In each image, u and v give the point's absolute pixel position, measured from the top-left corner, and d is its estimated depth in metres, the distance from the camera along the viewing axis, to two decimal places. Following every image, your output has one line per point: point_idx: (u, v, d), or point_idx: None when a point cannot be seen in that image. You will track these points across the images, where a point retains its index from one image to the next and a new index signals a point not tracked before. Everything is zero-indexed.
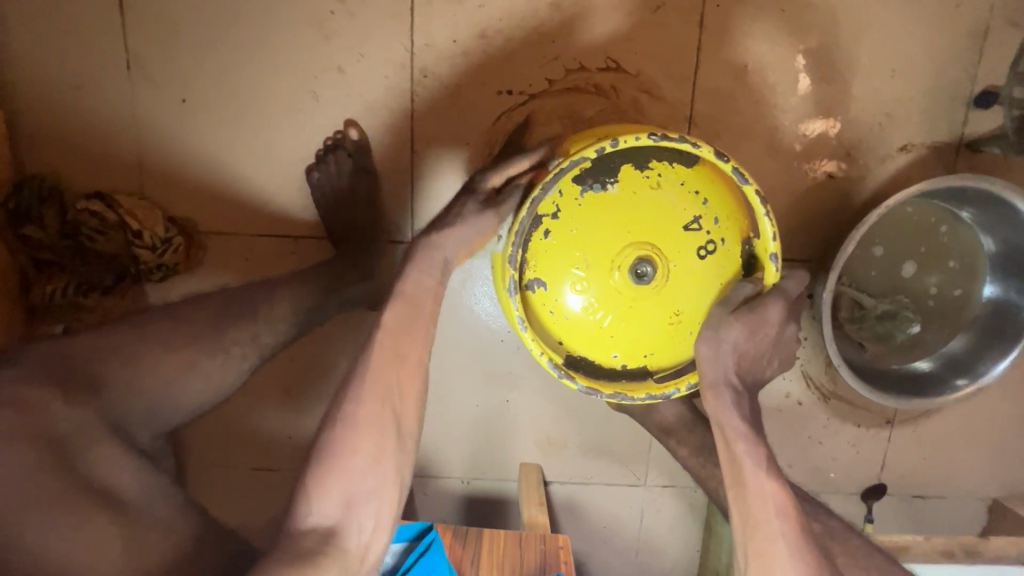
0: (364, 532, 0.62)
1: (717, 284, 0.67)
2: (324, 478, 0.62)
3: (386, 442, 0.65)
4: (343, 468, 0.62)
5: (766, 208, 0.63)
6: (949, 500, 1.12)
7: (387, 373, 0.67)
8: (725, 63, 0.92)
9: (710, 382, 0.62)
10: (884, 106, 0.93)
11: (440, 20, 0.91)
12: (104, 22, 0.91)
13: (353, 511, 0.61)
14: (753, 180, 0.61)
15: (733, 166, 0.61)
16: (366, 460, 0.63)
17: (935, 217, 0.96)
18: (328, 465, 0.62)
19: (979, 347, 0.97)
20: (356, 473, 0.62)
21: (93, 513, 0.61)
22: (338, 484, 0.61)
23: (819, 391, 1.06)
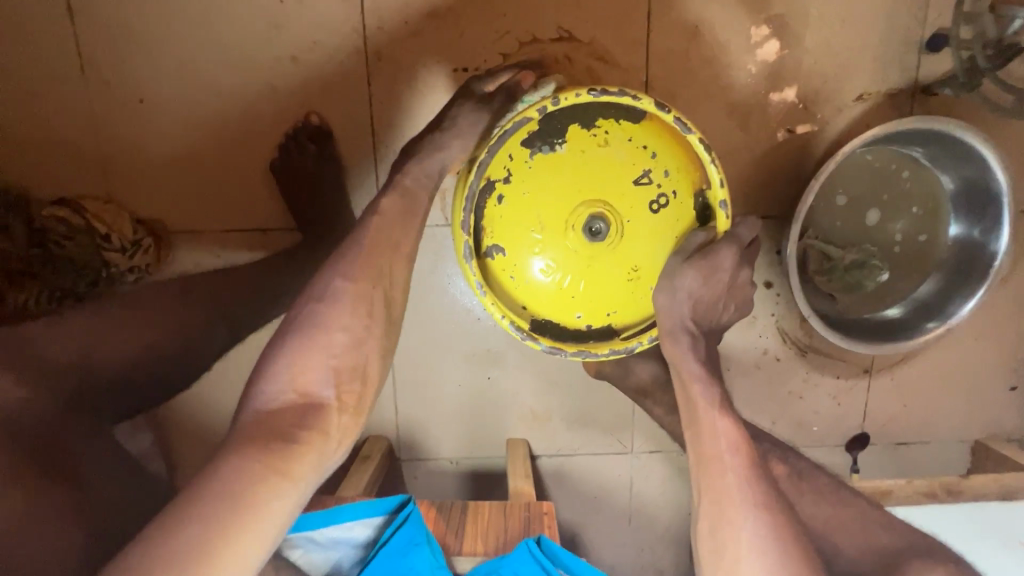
0: (343, 409, 0.66)
1: (672, 237, 0.68)
2: (304, 352, 0.66)
3: (368, 325, 0.70)
4: (321, 346, 0.67)
5: (713, 156, 0.64)
6: (931, 445, 1.14)
7: (375, 258, 0.73)
8: (675, 25, 0.92)
9: (668, 330, 0.65)
10: (837, 57, 0.94)
11: (389, 2, 0.92)
12: (53, 27, 0.91)
13: (332, 388, 0.66)
14: (695, 129, 0.62)
15: (675, 115, 0.61)
16: (345, 338, 0.68)
17: (896, 163, 0.97)
18: (307, 343, 0.66)
19: (947, 289, 0.98)
20: (333, 352, 0.67)
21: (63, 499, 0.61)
22: (321, 358, 0.66)
23: (796, 346, 1.08)
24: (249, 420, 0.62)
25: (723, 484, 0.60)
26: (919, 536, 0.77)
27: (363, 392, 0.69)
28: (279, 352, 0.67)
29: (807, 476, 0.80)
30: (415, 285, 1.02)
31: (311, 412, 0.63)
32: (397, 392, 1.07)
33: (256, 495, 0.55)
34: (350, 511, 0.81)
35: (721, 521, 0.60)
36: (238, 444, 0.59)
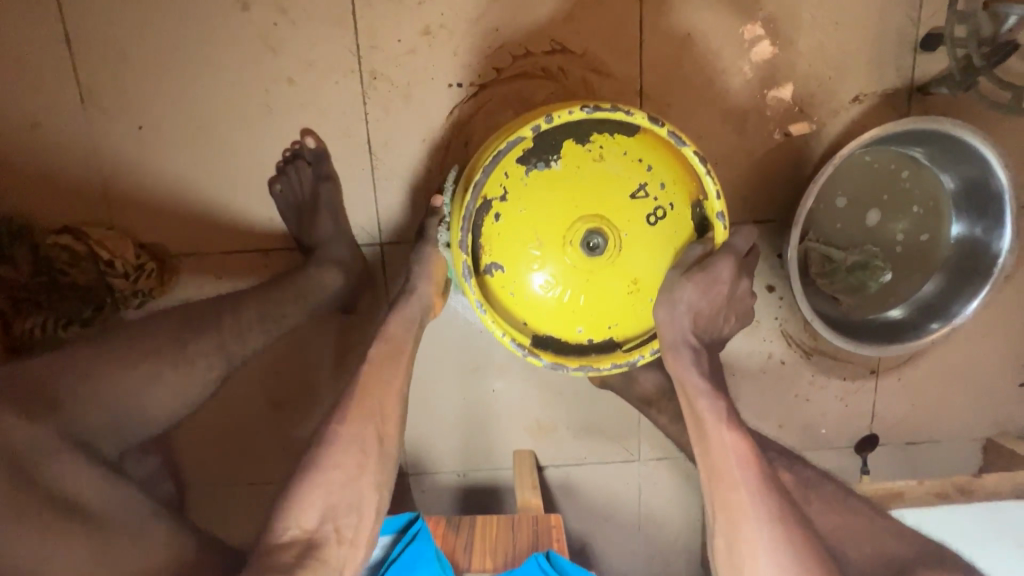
0: (341, 541, 0.68)
1: (670, 249, 0.68)
2: (304, 497, 0.67)
3: (365, 459, 0.71)
4: (320, 482, 0.68)
5: (708, 168, 0.64)
6: (941, 443, 1.13)
7: (370, 389, 0.75)
8: (667, 34, 0.93)
9: (670, 344, 0.65)
10: (831, 60, 0.94)
11: (382, 21, 0.92)
12: (52, 58, 0.92)
13: (330, 523, 0.67)
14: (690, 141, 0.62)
15: (669, 129, 0.61)
16: (342, 474, 0.69)
17: (895, 163, 0.96)
18: (308, 481, 0.68)
19: (949, 289, 0.97)
20: (331, 487, 0.68)
21: None
22: (320, 498, 0.67)
23: (801, 349, 1.07)
24: (256, 557, 0.63)
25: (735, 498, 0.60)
26: (928, 540, 0.78)
27: (362, 525, 0.70)
28: (284, 495, 0.68)
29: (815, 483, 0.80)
30: None
31: (311, 551, 0.65)
32: (402, 407, 1.07)
33: None
34: None
35: (736, 535, 0.60)
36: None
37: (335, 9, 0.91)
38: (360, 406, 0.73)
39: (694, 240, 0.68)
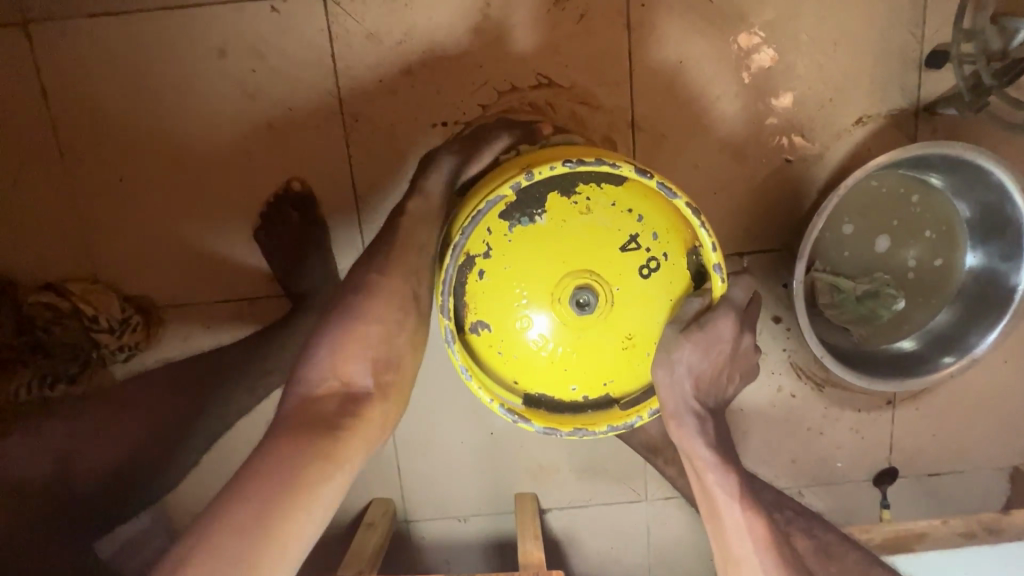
0: (380, 397, 0.76)
1: (666, 301, 0.64)
2: (344, 348, 0.74)
3: (401, 321, 0.77)
4: (361, 331, 0.75)
5: (703, 219, 0.59)
6: (965, 473, 1.07)
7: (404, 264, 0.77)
8: (658, 62, 0.89)
9: (670, 408, 0.62)
10: (832, 81, 0.90)
11: (362, 62, 0.89)
12: (30, 114, 0.91)
13: (370, 380, 0.75)
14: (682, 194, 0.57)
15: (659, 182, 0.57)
16: (379, 327, 0.76)
17: (906, 187, 0.91)
18: (348, 331, 0.75)
19: (965, 319, 0.92)
20: (370, 337, 0.75)
21: None
22: (358, 352, 0.74)
23: (812, 381, 1.02)
24: (296, 404, 0.73)
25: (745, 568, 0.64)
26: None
27: (399, 382, 0.78)
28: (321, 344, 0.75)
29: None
30: None
31: (353, 400, 0.73)
32: (398, 453, 1.04)
33: (308, 475, 0.66)
34: None
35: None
36: (288, 422, 0.70)
37: (313, 51, 0.89)
38: (397, 266, 0.77)
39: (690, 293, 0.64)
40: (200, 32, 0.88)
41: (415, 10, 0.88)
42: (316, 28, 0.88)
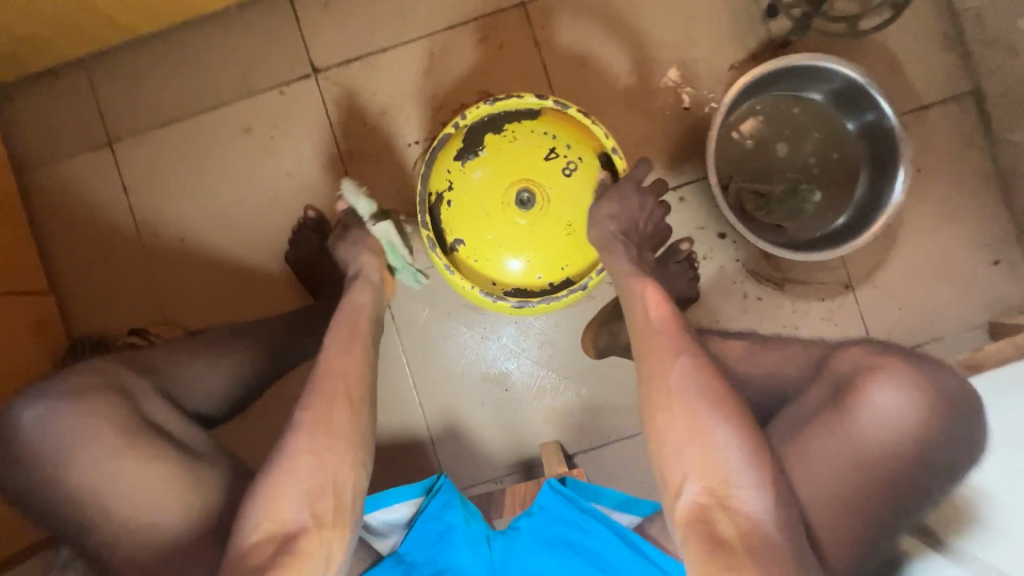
0: (323, 529, 0.68)
1: (589, 191, 0.86)
2: (275, 492, 0.68)
3: (330, 449, 0.71)
4: (289, 471, 0.69)
5: (593, 118, 0.82)
6: (945, 338, 1.15)
7: (332, 380, 0.76)
8: (567, 62, 1.17)
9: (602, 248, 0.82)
10: (701, 45, 1.16)
11: (349, 113, 1.19)
12: (114, 206, 1.21)
13: (308, 511, 0.68)
14: (570, 102, 0.81)
15: (552, 98, 0.81)
16: (310, 457, 0.70)
17: (785, 104, 1.12)
18: (275, 472, 0.69)
19: (876, 188, 1.06)
20: (300, 473, 0.69)
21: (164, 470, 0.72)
22: (289, 490, 0.68)
23: (772, 282, 1.16)
24: (233, 558, 0.65)
25: (667, 365, 0.69)
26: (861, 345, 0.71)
27: (339, 505, 0.70)
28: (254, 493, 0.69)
29: (764, 341, 0.80)
30: (420, 323, 1.17)
31: (290, 540, 0.66)
32: (429, 425, 1.17)
33: None
34: (393, 495, 0.82)
35: (657, 383, 0.68)
36: None
37: (313, 114, 1.19)
38: (326, 393, 0.75)
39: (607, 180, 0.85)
40: (231, 120, 1.20)
41: (380, 69, 1.19)
42: (312, 98, 1.19)
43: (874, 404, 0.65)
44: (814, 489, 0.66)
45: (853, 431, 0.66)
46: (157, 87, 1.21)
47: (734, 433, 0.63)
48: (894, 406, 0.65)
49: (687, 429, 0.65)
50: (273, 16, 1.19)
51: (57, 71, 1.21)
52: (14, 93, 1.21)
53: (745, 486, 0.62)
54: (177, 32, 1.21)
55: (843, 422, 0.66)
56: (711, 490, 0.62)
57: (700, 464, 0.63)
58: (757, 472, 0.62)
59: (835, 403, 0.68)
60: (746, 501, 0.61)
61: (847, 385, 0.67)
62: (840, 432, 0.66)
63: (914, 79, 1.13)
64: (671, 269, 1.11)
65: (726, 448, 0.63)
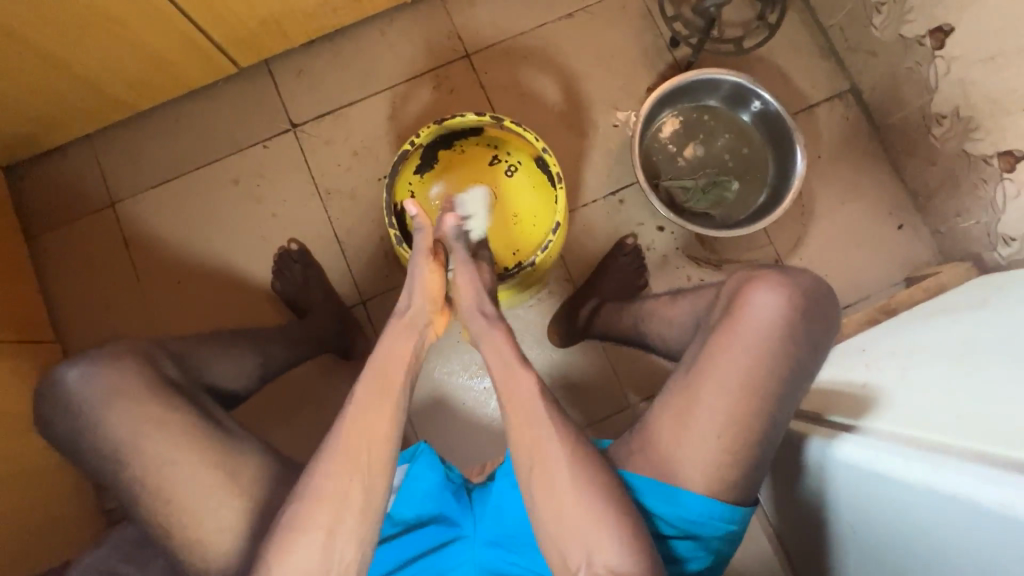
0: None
1: (529, 185, 1.07)
2: (283, 554, 0.68)
3: (341, 516, 0.70)
4: (299, 547, 0.68)
5: (526, 128, 0.99)
6: (869, 297, 1.29)
7: (355, 447, 0.73)
8: (510, 98, 1.37)
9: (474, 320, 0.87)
10: (620, 74, 1.37)
11: (326, 158, 1.36)
12: (117, 258, 1.34)
13: None
14: (504, 117, 0.98)
15: (490, 115, 0.98)
16: (324, 536, 0.69)
17: (697, 112, 1.32)
18: (284, 550, 0.68)
19: (782, 171, 1.24)
20: (311, 550, 0.68)
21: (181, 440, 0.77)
22: (295, 559, 0.68)
23: (711, 264, 1.30)
24: None
25: (547, 445, 0.73)
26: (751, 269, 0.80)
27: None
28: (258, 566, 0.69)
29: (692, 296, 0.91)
30: None
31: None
32: (415, 427, 1.22)
33: None
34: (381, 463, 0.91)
35: (543, 461, 0.73)
36: None
37: (294, 162, 1.36)
38: (347, 458, 0.72)
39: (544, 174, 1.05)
40: (221, 174, 1.36)
41: (350, 119, 1.37)
42: (293, 149, 1.37)
43: (756, 305, 0.74)
44: (721, 380, 0.72)
45: (744, 329, 0.73)
46: (154, 153, 1.38)
47: (610, 503, 0.70)
48: (770, 303, 0.74)
49: (572, 506, 0.70)
50: (255, 85, 1.39)
51: (65, 148, 1.38)
52: (26, 171, 1.37)
53: (626, 555, 0.67)
54: (172, 106, 1.39)
55: (734, 324, 0.74)
56: (608, 567, 0.67)
57: (589, 538, 0.69)
58: (627, 541, 0.68)
59: (725, 313, 0.76)
60: (626, 567, 0.67)
61: (733, 297, 0.77)
62: (733, 332, 0.74)
63: (799, 84, 1.35)
64: (618, 262, 1.26)
65: (607, 530, 0.68)
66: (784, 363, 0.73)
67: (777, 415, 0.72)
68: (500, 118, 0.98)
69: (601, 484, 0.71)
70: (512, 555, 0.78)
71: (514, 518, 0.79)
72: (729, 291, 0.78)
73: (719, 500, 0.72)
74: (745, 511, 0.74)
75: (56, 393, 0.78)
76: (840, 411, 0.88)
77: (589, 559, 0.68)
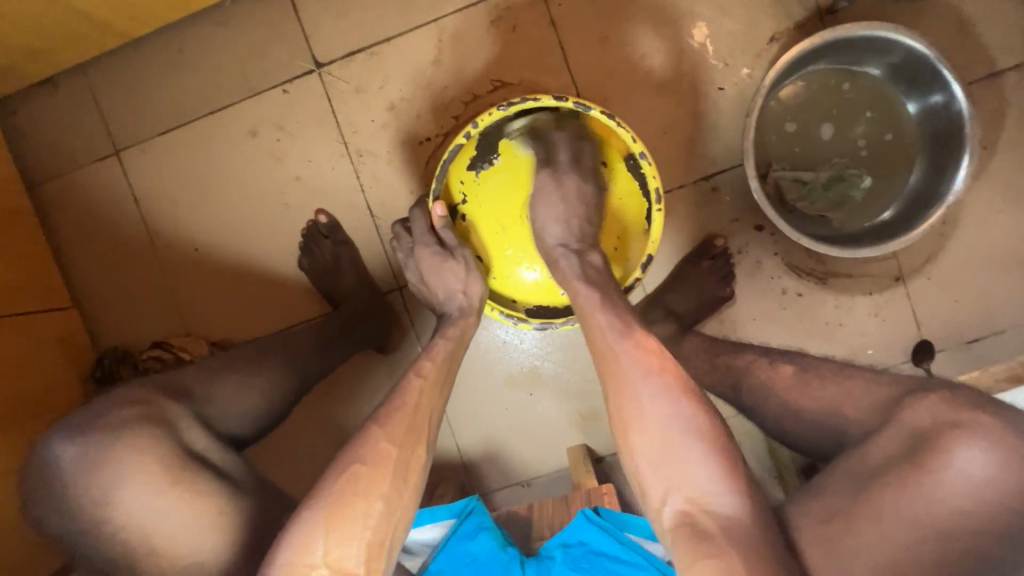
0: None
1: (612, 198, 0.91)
2: (336, 516, 0.60)
3: (395, 484, 0.63)
4: (354, 516, 0.61)
5: (617, 119, 0.81)
6: (1006, 333, 1.06)
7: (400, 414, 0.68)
8: (587, 42, 1.06)
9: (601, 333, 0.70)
10: (737, 15, 1.04)
11: (357, 109, 1.12)
12: (126, 216, 1.19)
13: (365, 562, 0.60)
14: (592, 104, 0.79)
15: (572, 100, 0.79)
16: (383, 506, 0.62)
17: (834, 79, 1.00)
18: (340, 514, 0.60)
19: (935, 172, 0.96)
20: (368, 524, 0.61)
21: (196, 500, 0.70)
22: (349, 521, 0.60)
23: (813, 277, 1.08)
24: None
25: (631, 399, 0.64)
26: (917, 378, 0.65)
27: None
28: (295, 533, 0.60)
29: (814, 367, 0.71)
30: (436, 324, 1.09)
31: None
32: (452, 428, 1.11)
33: None
34: (427, 515, 0.83)
35: (628, 409, 0.64)
36: None
37: (320, 113, 1.13)
38: (394, 426, 0.67)
39: (634, 182, 0.88)
40: (236, 123, 1.15)
41: (386, 61, 1.11)
42: (317, 95, 1.13)
43: (957, 469, 0.56)
44: (882, 559, 0.55)
45: (926, 498, 0.56)
46: (158, 91, 1.16)
47: (701, 441, 0.60)
48: (981, 470, 0.55)
49: (656, 452, 0.61)
50: (270, 9, 1.12)
51: (56, 79, 1.17)
52: (17, 105, 1.18)
53: (716, 492, 0.58)
54: (173, 31, 1.15)
55: (913, 484, 0.56)
56: (696, 502, 0.59)
57: (679, 477, 0.60)
58: (723, 474, 0.59)
59: (907, 458, 0.58)
60: (718, 504, 0.58)
61: (922, 438, 0.58)
62: (910, 499, 0.56)
63: (985, 42, 1.00)
64: (701, 268, 1.05)
65: (698, 465, 0.59)
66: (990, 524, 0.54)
67: None
68: (587, 105, 0.79)
69: (688, 422, 0.61)
70: None
71: None
72: (911, 426, 0.59)
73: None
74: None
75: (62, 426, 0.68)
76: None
77: (678, 496, 0.59)
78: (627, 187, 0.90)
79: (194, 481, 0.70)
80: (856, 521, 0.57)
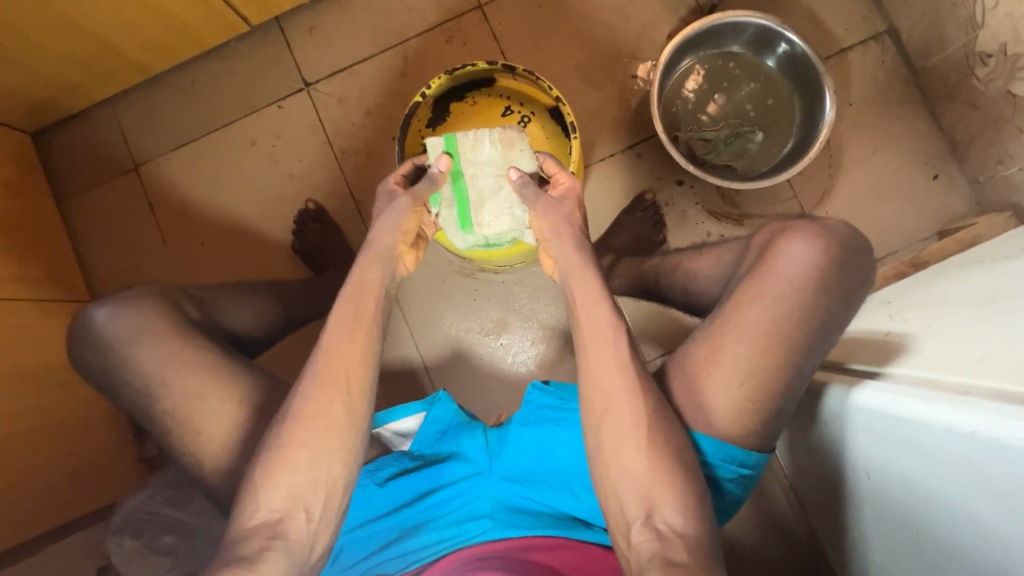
0: (310, 521, 0.72)
1: (542, 139, 1.12)
2: (269, 467, 0.72)
3: (310, 438, 0.73)
4: (285, 468, 0.72)
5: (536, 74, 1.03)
6: (898, 252, 1.24)
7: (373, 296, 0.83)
8: (524, 49, 1.33)
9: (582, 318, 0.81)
10: (639, 20, 1.31)
11: (339, 116, 1.36)
12: (142, 220, 1.37)
13: (296, 501, 0.71)
14: (517, 64, 1.02)
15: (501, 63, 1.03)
16: (308, 454, 0.72)
17: (720, 59, 1.26)
18: (272, 470, 0.71)
19: (811, 118, 1.18)
20: (298, 469, 0.72)
21: (204, 385, 0.82)
22: (280, 472, 0.72)
23: (731, 219, 1.27)
24: (231, 535, 0.70)
25: (624, 405, 0.74)
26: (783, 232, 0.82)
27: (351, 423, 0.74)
28: (246, 485, 0.72)
29: None
30: (421, 289, 1.29)
31: (278, 533, 0.70)
32: (433, 380, 1.27)
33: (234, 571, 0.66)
34: (403, 409, 0.92)
35: (625, 422, 0.74)
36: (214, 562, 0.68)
37: (307, 121, 1.36)
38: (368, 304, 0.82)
39: (558, 126, 1.12)
40: (238, 136, 1.37)
41: (362, 78, 1.36)
42: (306, 107, 1.36)
43: (788, 254, 0.78)
44: (746, 326, 0.76)
45: (772, 277, 0.78)
46: (173, 116, 1.39)
47: (666, 444, 0.73)
48: (803, 251, 0.78)
49: (637, 468, 0.72)
50: (267, 44, 1.38)
51: (87, 112, 1.40)
52: (52, 135, 1.40)
53: (682, 507, 0.70)
54: (187, 67, 1.39)
55: (764, 273, 0.79)
56: (668, 523, 0.69)
57: (654, 492, 0.71)
58: (687, 500, 0.70)
59: (757, 264, 0.81)
60: (683, 518, 0.69)
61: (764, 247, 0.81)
62: (765, 282, 0.78)
63: (832, 25, 1.28)
64: (634, 217, 1.24)
65: (674, 491, 0.71)
66: (816, 299, 0.76)
67: (803, 356, 0.76)
68: (512, 65, 1.02)
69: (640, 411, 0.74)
70: (526, 489, 0.80)
71: (530, 456, 0.83)
72: (761, 240, 0.83)
73: (734, 444, 0.77)
74: (758, 456, 0.78)
75: (96, 329, 0.84)
76: (864, 359, 0.81)
77: (650, 513, 0.70)
78: (552, 130, 1.13)
79: (201, 372, 0.83)
80: (725, 315, 0.79)
